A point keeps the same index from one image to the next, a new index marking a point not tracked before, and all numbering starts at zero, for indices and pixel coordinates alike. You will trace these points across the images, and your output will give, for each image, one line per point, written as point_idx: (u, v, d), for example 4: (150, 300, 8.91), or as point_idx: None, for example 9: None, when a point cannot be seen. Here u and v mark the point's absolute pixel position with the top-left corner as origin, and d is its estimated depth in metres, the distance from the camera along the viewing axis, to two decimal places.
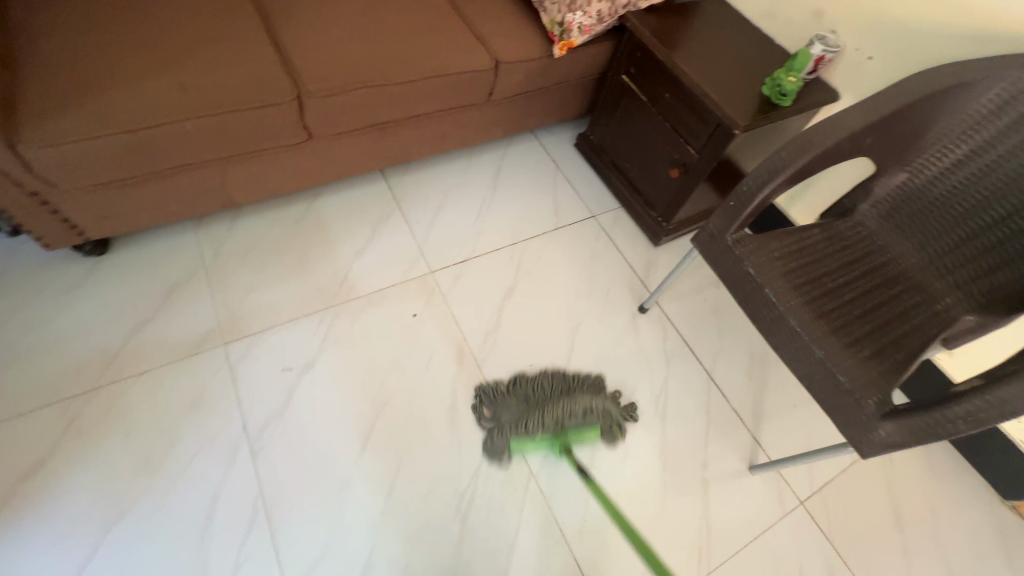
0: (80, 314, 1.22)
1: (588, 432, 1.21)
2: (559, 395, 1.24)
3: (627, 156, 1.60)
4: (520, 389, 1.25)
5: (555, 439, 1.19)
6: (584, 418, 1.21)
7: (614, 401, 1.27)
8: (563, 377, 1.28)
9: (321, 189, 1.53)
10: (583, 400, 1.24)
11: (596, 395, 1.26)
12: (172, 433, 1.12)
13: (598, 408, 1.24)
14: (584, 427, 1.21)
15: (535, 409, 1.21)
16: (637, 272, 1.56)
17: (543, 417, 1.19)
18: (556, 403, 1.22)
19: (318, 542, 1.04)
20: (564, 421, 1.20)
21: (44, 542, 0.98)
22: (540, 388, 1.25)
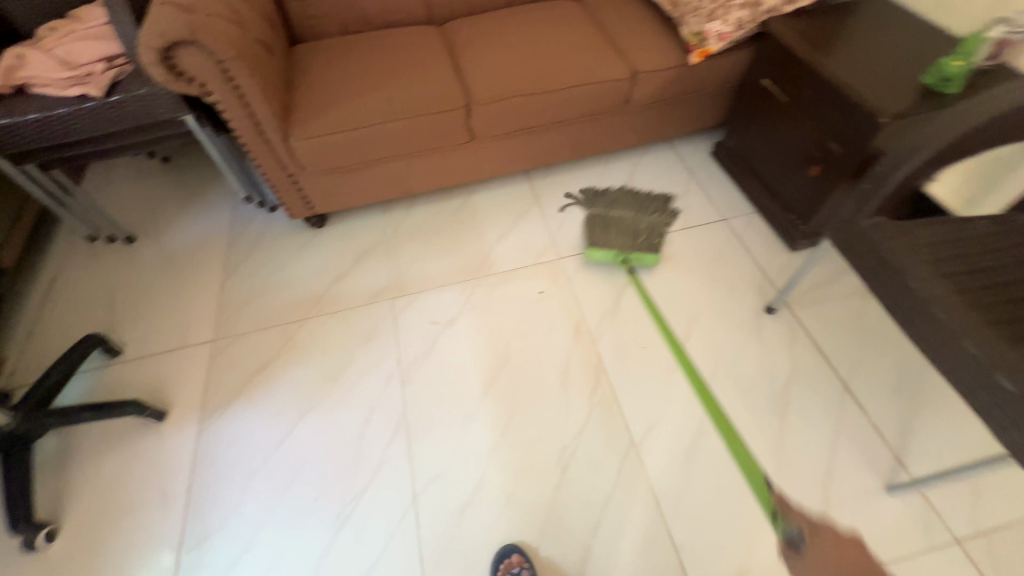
0: (304, 266, 1.67)
1: (647, 256, 1.52)
2: (631, 210, 1.66)
3: (764, 160, 1.59)
4: (600, 197, 1.71)
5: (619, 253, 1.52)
6: (643, 231, 1.58)
7: (666, 228, 1.62)
8: (634, 194, 1.71)
9: (476, 186, 1.83)
10: (647, 218, 1.64)
11: (657, 218, 1.64)
12: (351, 356, 1.45)
13: (656, 227, 1.61)
14: (642, 241, 1.55)
15: (610, 215, 1.63)
16: (767, 275, 1.53)
17: (610, 218, 1.63)
18: (627, 214, 1.64)
19: (442, 458, 1.25)
20: (629, 239, 1.55)
21: (263, 416, 1.36)
22: (620, 198, 1.69)
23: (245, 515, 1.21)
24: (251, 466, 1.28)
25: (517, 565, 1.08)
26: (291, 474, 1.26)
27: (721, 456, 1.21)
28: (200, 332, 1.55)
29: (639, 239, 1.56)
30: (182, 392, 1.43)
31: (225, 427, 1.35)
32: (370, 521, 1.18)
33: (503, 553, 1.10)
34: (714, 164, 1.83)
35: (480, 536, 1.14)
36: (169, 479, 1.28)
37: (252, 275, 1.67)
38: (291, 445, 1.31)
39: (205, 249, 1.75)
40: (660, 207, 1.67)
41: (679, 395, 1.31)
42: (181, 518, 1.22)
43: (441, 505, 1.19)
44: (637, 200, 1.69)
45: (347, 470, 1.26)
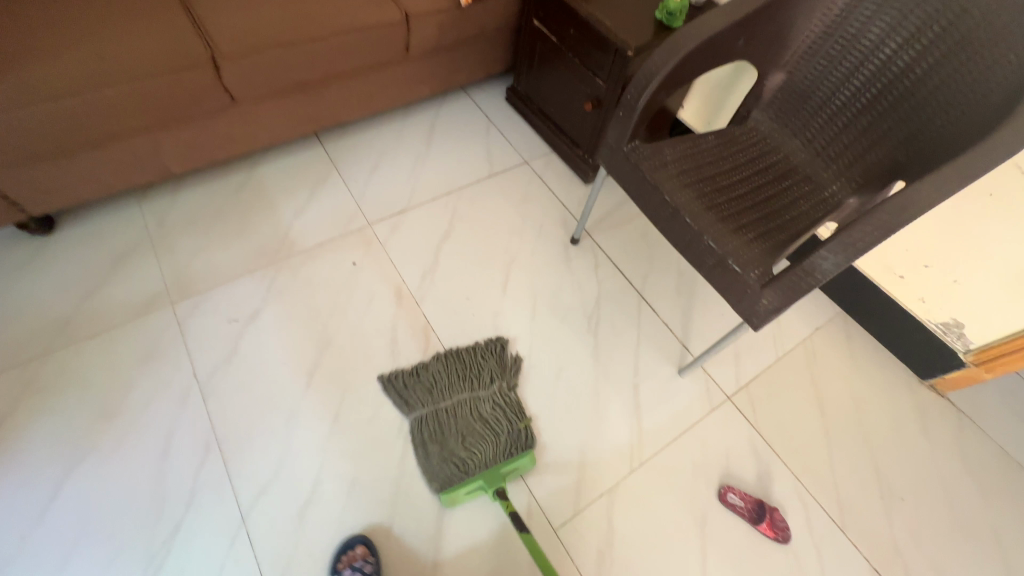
0: (32, 287, 1.29)
1: (523, 464, 1.15)
2: (467, 389, 1.25)
3: (549, 100, 1.68)
4: (431, 418, 1.20)
5: (487, 479, 1.12)
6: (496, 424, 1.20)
7: (518, 392, 1.28)
8: (456, 357, 1.29)
9: (259, 157, 1.59)
10: (489, 391, 1.25)
11: (497, 386, 1.26)
12: (127, 384, 1.19)
13: (506, 398, 1.25)
14: (501, 437, 1.18)
15: (443, 418, 1.20)
16: (568, 209, 1.65)
17: (456, 446, 1.17)
18: (462, 402, 1.23)
19: (270, 466, 1.12)
20: (484, 445, 1.17)
21: (8, 487, 1.05)
22: (442, 376, 1.25)
23: None
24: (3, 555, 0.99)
25: (362, 558, 1.03)
26: (67, 546, 1.01)
27: (550, 380, 1.31)
28: None
29: (497, 434, 1.19)
30: None
31: None
32: (189, 564, 1.01)
33: (344, 548, 1.04)
34: (509, 109, 1.86)
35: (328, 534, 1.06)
36: None
37: None
38: (60, 512, 1.04)
39: None
40: (497, 368, 1.29)
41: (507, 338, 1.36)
42: None
43: (277, 517, 1.07)
44: (468, 362, 1.28)
45: (148, 516, 1.05)
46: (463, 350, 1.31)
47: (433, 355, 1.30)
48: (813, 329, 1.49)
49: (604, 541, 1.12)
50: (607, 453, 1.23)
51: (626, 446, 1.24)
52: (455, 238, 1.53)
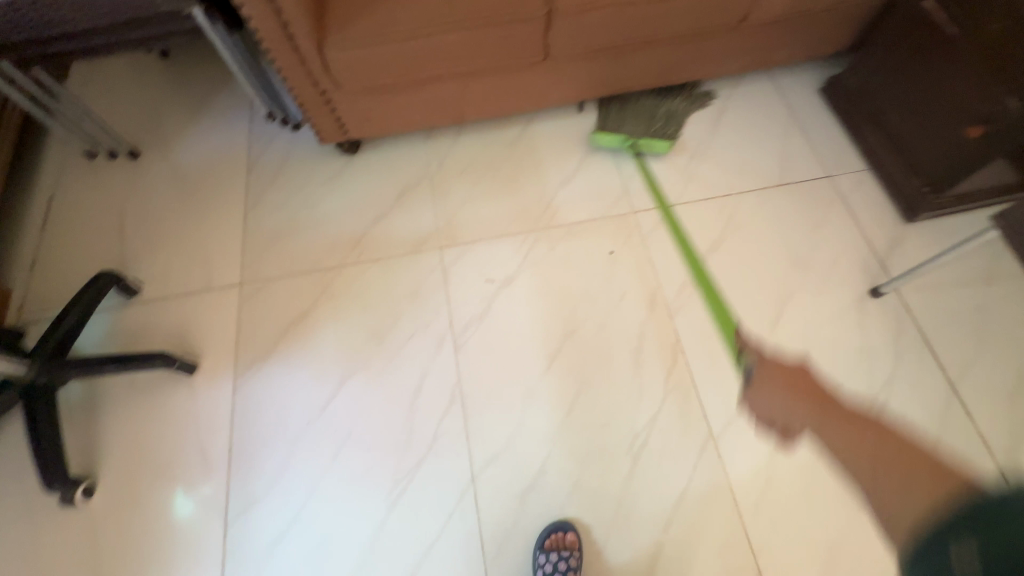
0: (337, 202, 1.46)
1: (659, 144, 1.43)
2: (654, 98, 1.52)
3: (897, 106, 1.31)
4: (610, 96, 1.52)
5: (628, 140, 1.42)
6: (662, 117, 1.49)
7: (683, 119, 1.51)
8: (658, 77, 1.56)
9: (536, 114, 1.54)
10: (668, 109, 1.50)
11: (668, 108, 1.51)
12: (396, 312, 1.30)
13: (671, 118, 1.49)
14: (659, 126, 1.47)
15: (629, 103, 1.50)
16: (876, 250, 1.32)
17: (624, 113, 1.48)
18: (647, 99, 1.51)
19: (503, 436, 1.16)
20: (645, 120, 1.47)
21: (304, 378, 1.25)
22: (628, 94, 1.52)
23: (292, 483, 1.14)
24: (295, 430, 1.19)
25: (568, 548, 1.03)
26: (338, 443, 1.17)
27: (807, 455, 1.12)
28: (227, 273, 1.38)
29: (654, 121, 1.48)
30: (212, 341, 1.30)
31: (261, 386, 1.24)
32: (425, 498, 1.11)
33: (554, 528, 1.06)
34: (822, 103, 1.52)
35: (544, 526, 1.08)
36: (208, 439, 1.20)
37: (279, 208, 1.46)
38: (337, 410, 1.21)
39: (222, 173, 1.52)
40: (681, 92, 1.53)
41: None
42: (225, 481, 1.16)
43: (502, 487, 1.11)
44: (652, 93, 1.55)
45: (398, 442, 1.16)
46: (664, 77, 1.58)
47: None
48: None
49: None
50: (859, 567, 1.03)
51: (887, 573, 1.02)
52: (724, 249, 1.34)
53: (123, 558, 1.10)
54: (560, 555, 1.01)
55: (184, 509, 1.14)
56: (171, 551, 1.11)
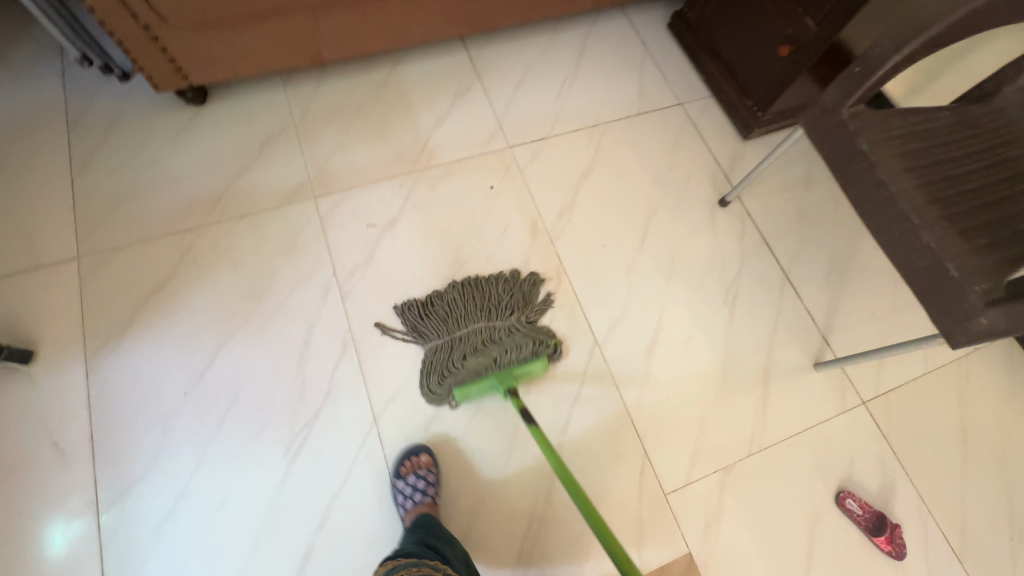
0: (187, 158, 1.31)
1: (535, 366, 1.13)
2: (484, 331, 1.16)
3: (727, 35, 1.46)
4: (437, 312, 1.18)
5: (501, 378, 1.10)
6: (506, 338, 1.15)
7: (533, 324, 1.21)
8: (473, 287, 1.22)
9: (403, 55, 1.50)
10: (510, 326, 1.17)
11: (516, 317, 1.19)
12: (274, 269, 1.23)
13: (522, 329, 1.18)
14: (511, 343, 1.14)
15: (457, 337, 1.15)
16: (722, 165, 1.49)
17: (465, 364, 1.12)
18: (476, 325, 1.17)
19: (401, 374, 1.16)
20: (493, 350, 1.12)
21: (172, 349, 1.13)
22: (458, 304, 1.19)
23: (173, 459, 1.05)
24: (168, 405, 1.09)
25: (425, 467, 1.06)
26: (222, 408, 1.10)
27: (677, 347, 1.26)
28: (59, 246, 1.20)
29: (506, 346, 1.14)
30: (51, 323, 1.13)
31: (120, 365, 1.11)
32: (326, 448, 1.09)
33: (408, 454, 1.08)
34: (670, 38, 1.65)
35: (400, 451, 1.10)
36: (63, 430, 1.05)
37: (116, 169, 1.28)
38: (216, 377, 1.12)
39: (34, 135, 1.29)
40: (517, 297, 1.22)
41: (638, 295, 1.31)
42: (91, 471, 1.03)
43: (405, 423, 1.12)
44: (480, 287, 1.22)
45: (290, 397, 1.12)
46: (483, 279, 1.23)
47: (449, 282, 1.24)
48: (973, 348, 1.34)
49: (712, 516, 1.13)
50: (724, 433, 1.19)
51: (746, 433, 1.20)
52: (595, 177, 1.43)
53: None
54: (418, 475, 1.05)
55: (59, 546, 0.99)
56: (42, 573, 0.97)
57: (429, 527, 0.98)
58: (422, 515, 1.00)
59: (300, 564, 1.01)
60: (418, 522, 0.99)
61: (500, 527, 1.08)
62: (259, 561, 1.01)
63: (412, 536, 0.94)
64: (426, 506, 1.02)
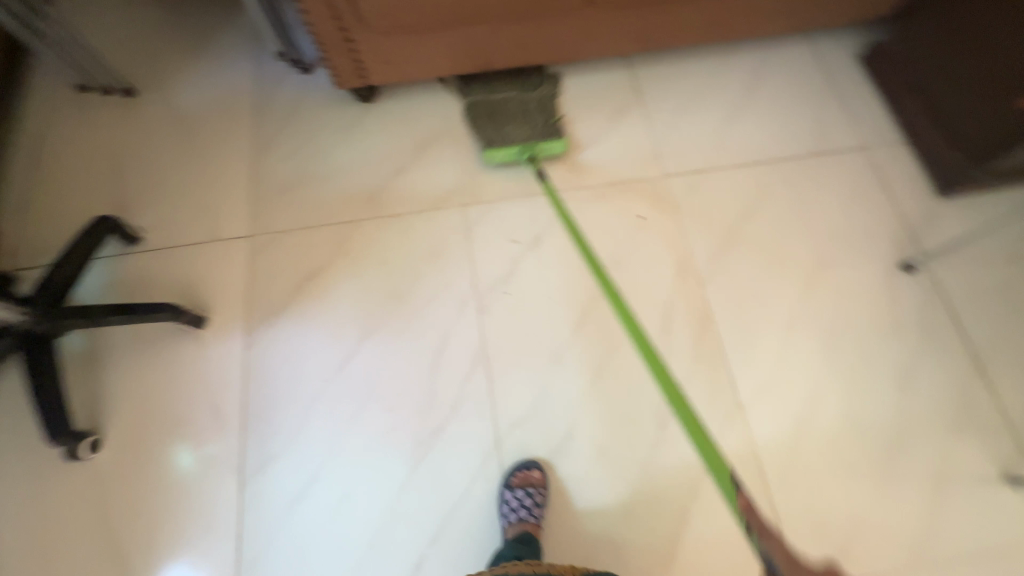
0: (351, 153, 1.37)
1: (553, 142, 1.33)
2: (518, 101, 1.40)
3: (942, 77, 1.27)
4: (481, 109, 1.40)
5: (525, 148, 1.32)
6: (534, 112, 1.39)
7: (556, 99, 1.42)
8: (508, 74, 1.42)
9: (564, 69, 1.46)
10: (533, 95, 1.41)
11: (540, 95, 1.41)
12: (417, 271, 1.25)
13: (546, 103, 1.41)
14: (538, 124, 1.37)
15: (494, 99, 1.40)
16: (908, 223, 1.30)
17: (499, 130, 1.37)
18: (510, 92, 1.41)
19: (528, 400, 1.13)
20: (524, 126, 1.36)
21: (319, 336, 1.19)
22: (496, 83, 1.42)
23: (309, 443, 1.11)
24: (311, 389, 1.15)
25: (536, 485, 1.04)
26: (357, 402, 1.14)
27: (832, 427, 1.12)
28: (236, 224, 1.30)
29: (535, 125, 1.37)
30: (221, 295, 1.23)
31: (274, 343, 1.19)
32: (448, 461, 1.09)
33: (520, 467, 1.06)
34: (860, 71, 1.46)
35: (511, 463, 1.09)
36: (220, 395, 1.15)
37: (289, 158, 1.37)
38: (355, 370, 1.16)
39: (226, 117, 1.41)
40: (537, 83, 1.43)
41: (791, 358, 1.17)
42: (239, 439, 1.11)
43: (527, 451, 1.10)
44: (511, 74, 1.42)
45: (420, 402, 1.13)
46: (516, 69, 1.43)
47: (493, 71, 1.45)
48: None
49: None
50: (880, 538, 1.04)
51: (906, 542, 1.04)
52: (756, 220, 1.30)
53: (134, 528, 1.06)
54: (526, 492, 1.03)
55: (187, 463, 1.10)
56: (177, 503, 1.07)
57: (528, 550, 0.98)
58: (524, 535, 0.99)
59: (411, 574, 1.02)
60: (518, 540, 0.99)
61: None
62: (373, 563, 1.03)
63: (509, 554, 0.96)
64: (531, 527, 1.00)
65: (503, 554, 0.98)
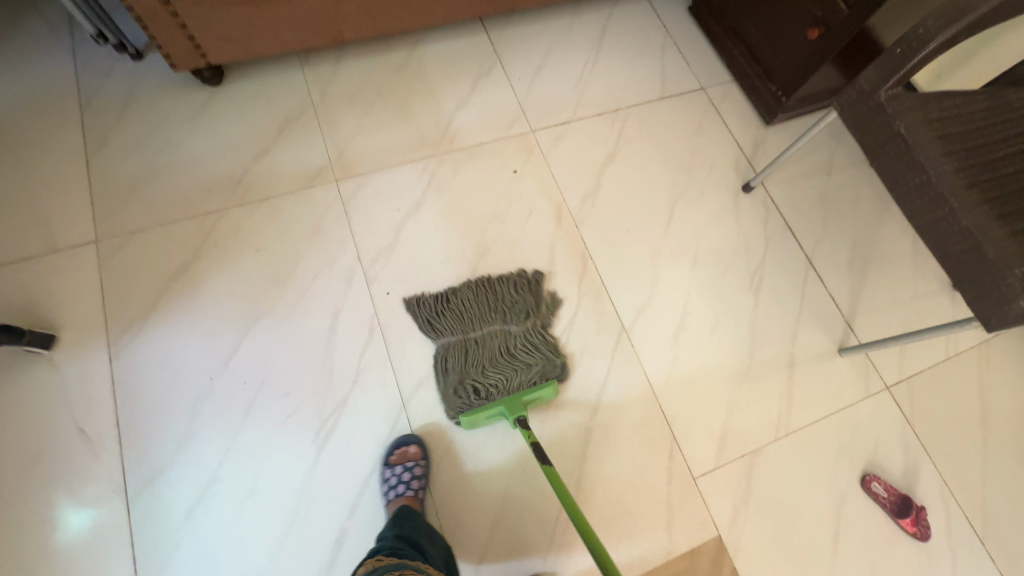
0: (205, 140, 1.28)
1: (545, 392, 1.09)
2: (499, 329, 1.17)
3: (752, 19, 1.44)
4: (461, 346, 1.14)
5: (511, 406, 1.06)
6: (524, 357, 1.15)
7: (548, 331, 1.20)
8: (489, 287, 1.21)
9: (423, 36, 1.47)
10: (518, 327, 1.18)
11: (531, 322, 1.19)
12: (296, 252, 1.21)
13: (537, 339, 1.18)
14: (529, 373, 1.13)
15: (472, 340, 1.15)
16: (744, 150, 1.48)
17: (484, 380, 1.11)
18: (494, 329, 1.17)
19: (429, 359, 1.15)
20: (513, 377, 1.12)
21: (196, 335, 1.12)
22: (472, 304, 1.18)
23: (201, 445, 1.04)
24: (196, 390, 1.08)
25: (413, 459, 1.04)
26: (249, 393, 1.08)
27: (703, 334, 1.26)
28: (76, 230, 1.17)
29: (523, 373, 1.13)
30: (71, 309, 1.11)
31: (145, 349, 1.09)
32: (356, 432, 1.08)
33: (398, 444, 1.07)
34: (691, 21, 1.62)
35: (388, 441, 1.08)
36: (87, 415, 1.04)
37: (132, 152, 1.25)
38: (242, 362, 1.10)
39: (46, 114, 1.25)
40: (527, 298, 1.21)
41: (663, 281, 1.30)
42: (118, 456, 1.02)
43: (434, 407, 1.12)
44: (493, 288, 1.20)
45: (319, 382, 1.11)
46: (495, 279, 1.22)
47: (466, 279, 1.22)
48: (995, 334, 1.34)
49: (741, 498, 1.13)
50: (752, 419, 1.20)
51: (771, 418, 1.20)
52: (619, 162, 1.41)
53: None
54: (405, 466, 1.03)
55: (77, 526, 0.98)
56: (63, 562, 0.96)
57: (407, 522, 0.95)
58: (403, 508, 0.98)
59: (333, 549, 1.01)
60: (398, 514, 0.97)
61: (533, 512, 1.08)
62: (292, 552, 1.00)
63: (390, 530, 0.93)
64: (408, 499, 1.01)
65: (383, 533, 0.93)
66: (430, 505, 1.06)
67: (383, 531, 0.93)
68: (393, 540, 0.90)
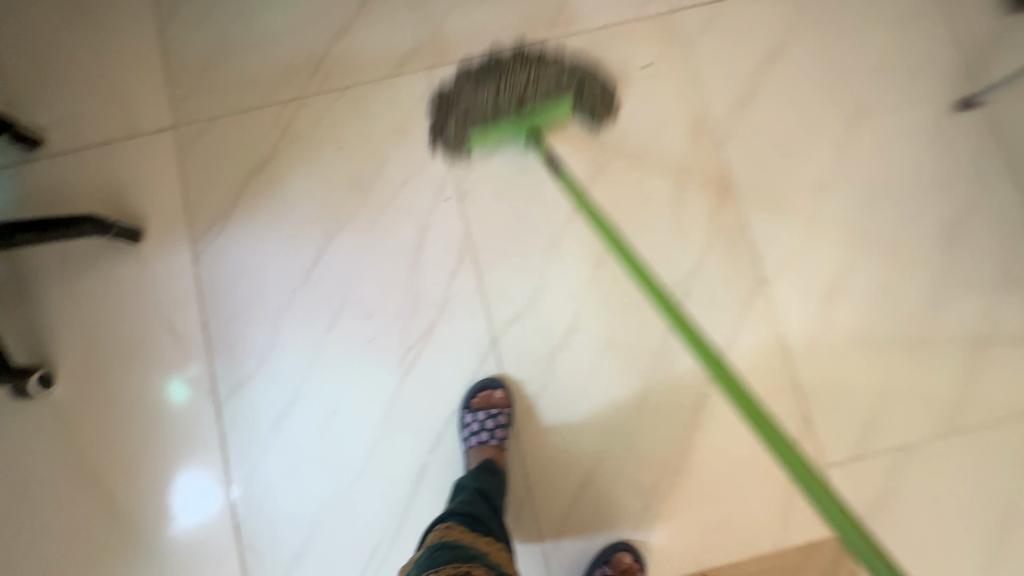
0: (280, 10, 1.09)
1: (560, 108, 0.99)
2: (528, 66, 1.02)
3: None
4: (483, 73, 1.03)
5: (522, 121, 0.99)
6: (555, 89, 1.00)
7: (602, 91, 1.04)
8: (528, 61, 1.03)
9: None
10: (550, 65, 1.02)
11: (569, 67, 1.03)
12: (380, 155, 1.04)
13: (576, 79, 1.02)
14: (553, 96, 0.99)
15: (494, 74, 1.03)
16: (970, 49, 1.06)
17: (496, 103, 1.00)
18: (521, 71, 1.02)
19: (523, 294, 1.00)
20: (530, 95, 0.99)
21: (277, 241, 1.03)
22: (506, 66, 1.03)
23: (284, 358, 1.00)
24: (277, 301, 1.01)
25: (498, 406, 0.95)
26: (331, 309, 1.00)
27: (864, 297, 1.00)
28: (153, 115, 1.06)
29: (545, 91, 0.99)
30: (154, 202, 1.04)
31: (227, 251, 1.03)
32: (441, 366, 0.99)
33: (481, 387, 0.96)
34: None
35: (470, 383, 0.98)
36: (176, 314, 1.01)
37: (204, 23, 1.08)
38: (324, 276, 1.01)
39: None
40: (567, 66, 1.03)
41: (821, 225, 1.02)
42: (207, 360, 1.00)
43: (526, 348, 0.99)
44: (530, 56, 1.04)
45: (403, 306, 1.00)
46: (533, 55, 1.05)
47: (513, 51, 1.06)
48: None
49: (878, 496, 0.95)
50: (909, 408, 0.97)
51: (935, 410, 0.97)
52: (787, 59, 1.06)
53: (122, 473, 0.98)
54: (488, 413, 0.94)
55: (173, 420, 0.99)
56: (162, 453, 0.98)
57: (492, 479, 0.89)
58: (487, 461, 0.91)
59: (414, 481, 0.97)
60: (482, 469, 0.90)
61: (627, 475, 0.97)
62: (373, 477, 0.97)
63: (472, 486, 0.86)
64: (492, 451, 0.93)
65: (465, 484, 0.87)
66: (513, 454, 0.97)
67: (464, 481, 0.88)
68: (473, 499, 0.83)
